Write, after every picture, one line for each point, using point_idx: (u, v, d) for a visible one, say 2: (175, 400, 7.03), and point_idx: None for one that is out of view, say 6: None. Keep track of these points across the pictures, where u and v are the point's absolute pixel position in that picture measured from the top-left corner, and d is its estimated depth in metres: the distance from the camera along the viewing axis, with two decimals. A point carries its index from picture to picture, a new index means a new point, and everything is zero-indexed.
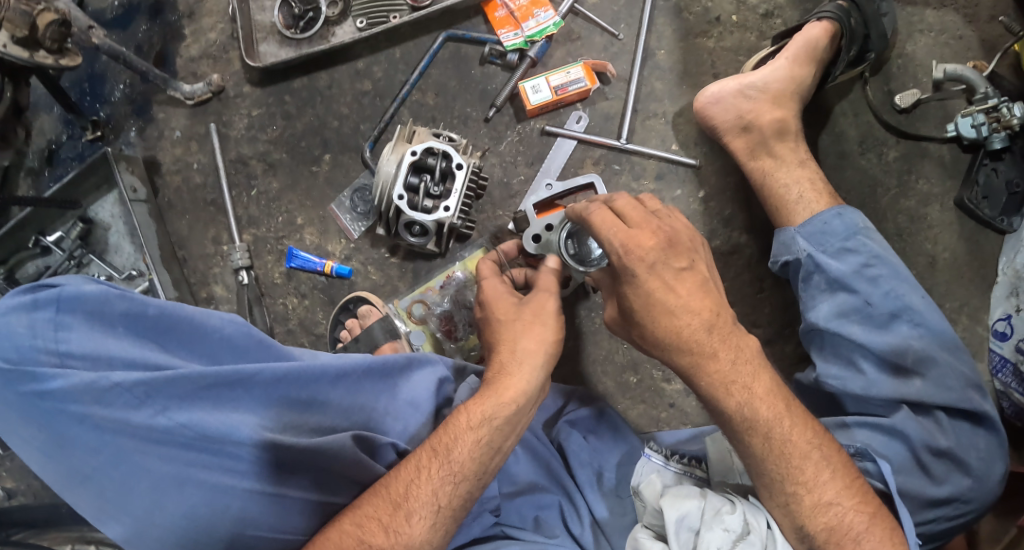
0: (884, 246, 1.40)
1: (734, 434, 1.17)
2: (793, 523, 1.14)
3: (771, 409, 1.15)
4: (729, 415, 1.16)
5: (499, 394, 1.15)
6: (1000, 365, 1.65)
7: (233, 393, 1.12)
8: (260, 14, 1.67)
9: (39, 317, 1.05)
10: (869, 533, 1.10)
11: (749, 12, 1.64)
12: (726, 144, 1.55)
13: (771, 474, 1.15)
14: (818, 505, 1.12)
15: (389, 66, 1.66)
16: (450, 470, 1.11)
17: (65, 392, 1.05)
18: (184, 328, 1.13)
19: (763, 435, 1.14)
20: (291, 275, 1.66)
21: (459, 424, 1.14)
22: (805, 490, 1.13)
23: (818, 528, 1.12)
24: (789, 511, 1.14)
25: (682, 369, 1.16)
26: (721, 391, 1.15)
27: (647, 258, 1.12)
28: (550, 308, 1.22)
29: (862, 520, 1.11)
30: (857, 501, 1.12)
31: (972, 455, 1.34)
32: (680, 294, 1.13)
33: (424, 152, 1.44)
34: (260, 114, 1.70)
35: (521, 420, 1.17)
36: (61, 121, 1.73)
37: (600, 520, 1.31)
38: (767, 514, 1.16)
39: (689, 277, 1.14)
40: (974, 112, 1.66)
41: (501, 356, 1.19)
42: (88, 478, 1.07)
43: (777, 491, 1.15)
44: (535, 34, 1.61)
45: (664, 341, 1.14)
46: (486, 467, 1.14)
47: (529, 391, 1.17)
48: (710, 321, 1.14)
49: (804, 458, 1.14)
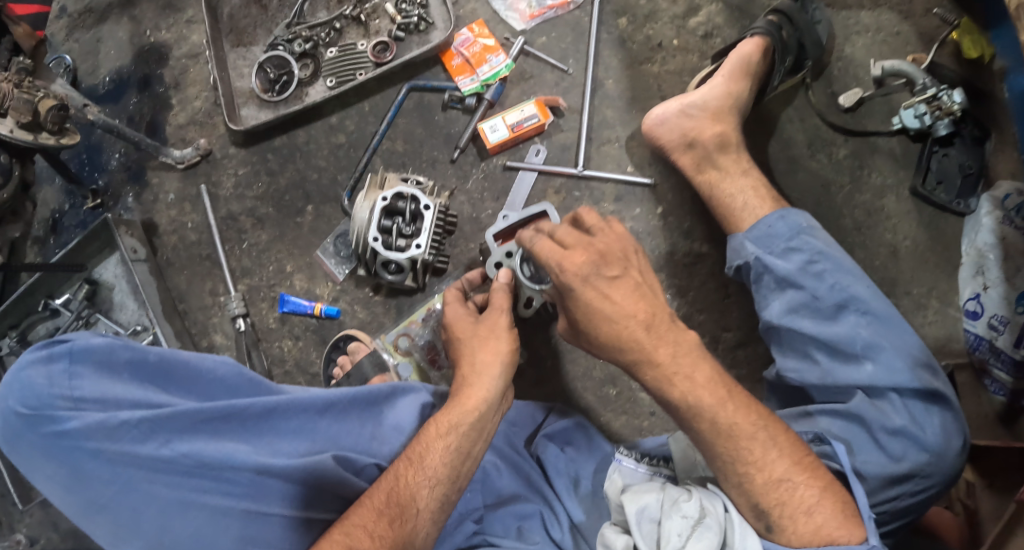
0: (828, 242, 1.46)
1: (685, 423, 1.28)
2: (749, 502, 1.24)
3: (713, 396, 1.27)
4: (676, 404, 1.28)
5: (462, 403, 1.31)
6: (976, 342, 1.70)
7: (228, 426, 1.25)
8: (239, 81, 1.81)
9: (54, 368, 1.18)
10: (820, 505, 1.21)
11: (689, 36, 1.76)
12: (675, 161, 1.65)
13: (722, 457, 1.26)
14: (771, 482, 1.22)
15: (360, 119, 1.80)
16: (426, 475, 1.25)
17: (80, 431, 1.17)
18: (182, 371, 1.26)
19: (710, 420, 1.26)
20: (285, 319, 1.78)
21: (429, 434, 1.29)
22: (755, 469, 1.23)
23: (772, 504, 1.22)
24: (744, 490, 1.24)
25: (629, 367, 1.31)
26: (666, 384, 1.29)
27: (581, 273, 1.28)
28: (502, 324, 1.40)
29: (813, 493, 1.21)
30: (806, 475, 1.22)
31: (928, 432, 1.37)
32: (615, 300, 1.29)
33: (394, 197, 1.57)
34: (245, 172, 1.83)
35: (488, 426, 1.32)
36: (63, 191, 1.90)
37: (577, 523, 1.41)
38: (723, 499, 1.26)
39: (622, 284, 1.30)
40: (916, 103, 1.74)
41: (465, 371, 1.36)
42: (103, 507, 1.19)
43: (730, 473, 1.25)
44: (489, 78, 1.74)
45: (608, 344, 1.30)
46: (459, 471, 1.28)
47: (489, 398, 1.33)
48: (647, 321, 1.29)
49: (751, 439, 1.24)
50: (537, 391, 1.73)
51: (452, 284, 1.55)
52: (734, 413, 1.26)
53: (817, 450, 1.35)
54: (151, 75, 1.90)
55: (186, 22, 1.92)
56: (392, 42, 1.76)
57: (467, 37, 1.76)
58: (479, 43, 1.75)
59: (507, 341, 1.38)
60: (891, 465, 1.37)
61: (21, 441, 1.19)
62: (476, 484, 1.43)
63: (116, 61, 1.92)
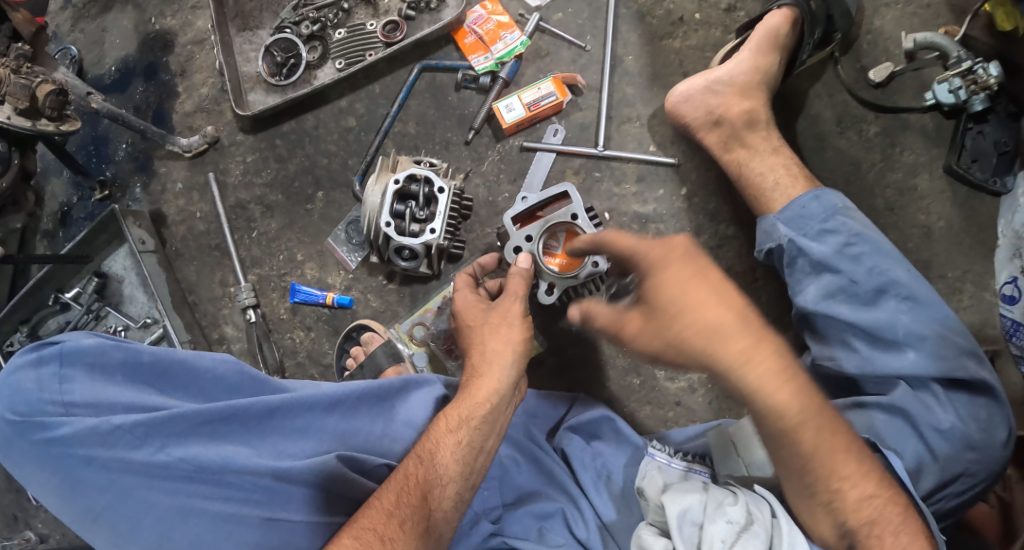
0: (865, 224, 1.38)
1: (778, 435, 1.14)
2: (835, 521, 1.15)
3: (816, 402, 1.13)
4: (782, 411, 1.12)
5: (472, 396, 1.26)
6: (1014, 329, 1.58)
7: (230, 428, 1.21)
8: (246, 65, 1.76)
9: (45, 372, 1.15)
10: (905, 525, 1.14)
11: (711, 9, 1.68)
12: (700, 139, 1.58)
13: (815, 471, 1.14)
14: (861, 499, 1.15)
15: (370, 102, 1.74)
16: (436, 474, 1.21)
17: (72, 438, 1.13)
18: (178, 372, 1.21)
19: (813, 431, 1.13)
20: (296, 309, 1.73)
21: (440, 430, 1.24)
22: (849, 485, 1.14)
23: (862, 522, 1.14)
24: (832, 508, 1.15)
25: (729, 365, 1.11)
26: (770, 387, 1.11)
27: (678, 255, 1.14)
28: (515, 312, 1.33)
29: (897, 511, 1.15)
30: (892, 492, 1.16)
31: (971, 426, 1.29)
32: (711, 288, 1.12)
33: (407, 179, 1.50)
34: (254, 159, 1.78)
35: (501, 419, 1.27)
36: (71, 184, 1.86)
37: (608, 522, 1.34)
38: (771, 504, 1.19)
39: (713, 276, 1.13)
40: (950, 77, 1.64)
41: (476, 363, 1.29)
42: (99, 515, 1.14)
43: (819, 490, 1.15)
44: (504, 55, 1.68)
45: (709, 336, 1.11)
46: (472, 468, 1.23)
47: (501, 389, 1.27)
48: (746, 314, 1.12)
49: (845, 453, 1.15)
50: (557, 382, 1.66)
51: (464, 268, 1.48)
52: (839, 429, 1.15)
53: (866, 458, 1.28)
54: (157, 63, 1.85)
55: (191, 7, 1.87)
56: (402, 21, 1.69)
57: (480, 15, 1.70)
58: (493, 20, 1.69)
59: (519, 324, 1.32)
60: (931, 460, 1.30)
61: (12, 449, 1.15)
62: (494, 481, 1.37)
63: (121, 50, 1.87)
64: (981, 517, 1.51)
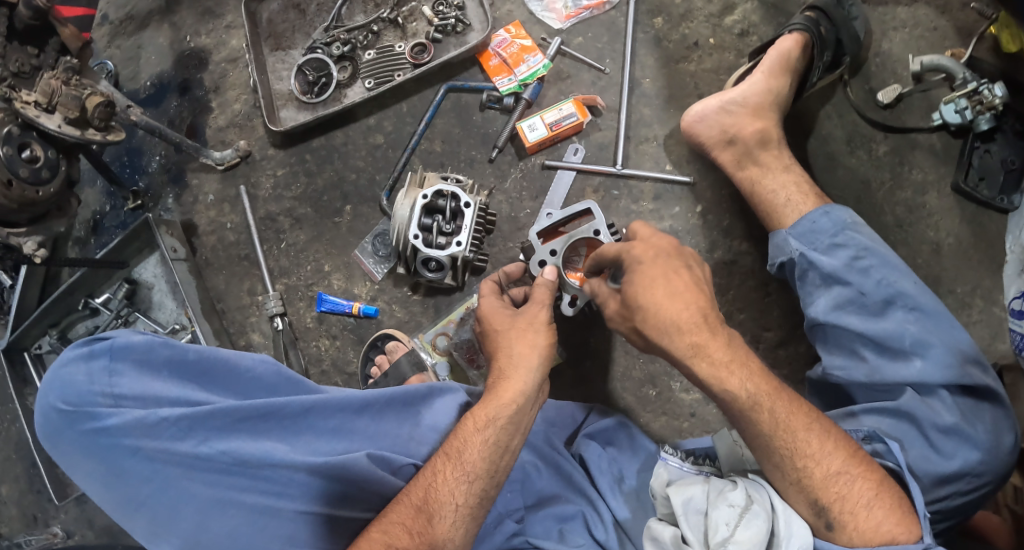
0: (873, 238, 1.44)
1: (741, 416, 1.25)
2: (809, 498, 1.22)
3: (763, 387, 1.25)
4: (734, 396, 1.25)
5: (500, 396, 1.31)
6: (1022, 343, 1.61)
7: (266, 424, 1.27)
8: (278, 83, 1.83)
9: (96, 365, 1.21)
10: (878, 499, 1.19)
11: (725, 34, 1.76)
12: (715, 158, 1.65)
13: (780, 451, 1.23)
14: (828, 476, 1.21)
15: (398, 120, 1.81)
16: (463, 472, 1.26)
17: (120, 428, 1.19)
18: (221, 370, 1.27)
19: (768, 411, 1.23)
20: (322, 318, 1.80)
21: (469, 428, 1.29)
22: (813, 462, 1.21)
23: (832, 499, 1.20)
24: (802, 487, 1.22)
25: (682, 351, 1.28)
26: (722, 373, 1.26)
27: (649, 254, 1.33)
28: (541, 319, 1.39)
29: (869, 487, 1.19)
30: (862, 468, 1.20)
31: (979, 429, 1.34)
32: (677, 284, 1.30)
33: (434, 194, 1.56)
34: (284, 173, 1.85)
35: (524, 418, 1.32)
36: (104, 193, 1.93)
37: (622, 521, 1.40)
38: (770, 493, 1.25)
39: (681, 278, 1.31)
40: (956, 98, 1.71)
41: (506, 363, 1.35)
42: (141, 504, 1.21)
43: (788, 469, 1.23)
44: (528, 77, 1.75)
45: (664, 325, 1.29)
46: (497, 466, 1.28)
47: (526, 390, 1.32)
48: (704, 308, 1.29)
49: (808, 431, 1.22)
50: (575, 390, 1.72)
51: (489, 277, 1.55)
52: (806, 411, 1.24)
53: (868, 449, 1.33)
54: (191, 79, 1.93)
55: (225, 27, 1.94)
56: (430, 43, 1.77)
57: (504, 38, 1.77)
58: (516, 43, 1.77)
59: (544, 327, 1.38)
60: (941, 462, 1.34)
61: (61, 437, 1.21)
62: (516, 484, 1.43)
63: (157, 66, 1.95)
64: (989, 523, 1.56)
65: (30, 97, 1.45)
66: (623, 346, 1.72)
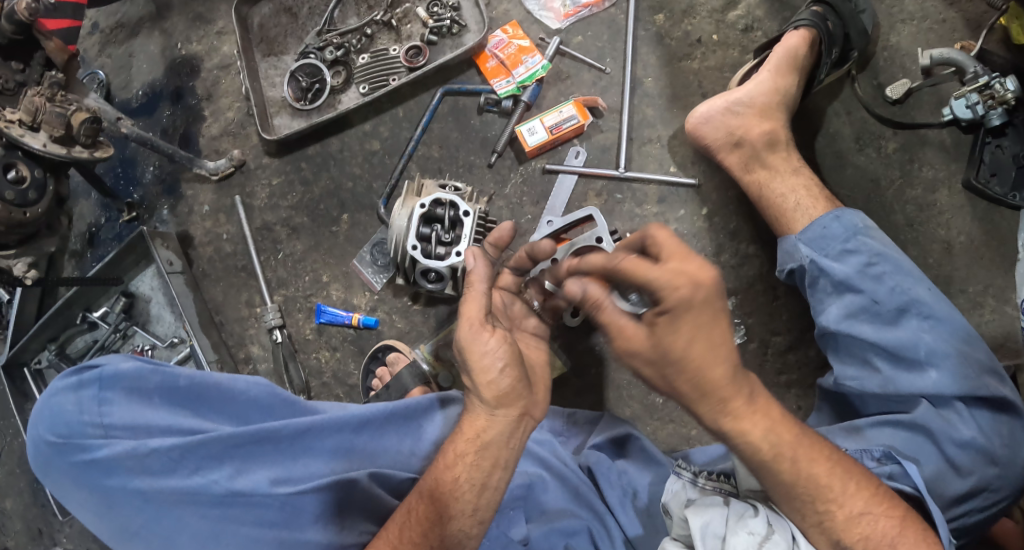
0: (885, 243, 1.39)
1: (761, 467, 1.22)
2: (830, 539, 1.20)
3: (785, 435, 1.22)
4: (754, 448, 1.22)
5: (463, 432, 1.25)
6: None
7: (262, 450, 1.24)
8: (271, 90, 1.79)
9: (85, 395, 1.20)
10: (903, 536, 1.18)
11: (729, 30, 1.71)
12: (720, 160, 1.60)
13: (801, 496, 1.21)
14: (852, 517, 1.19)
15: (394, 125, 1.77)
16: (437, 512, 1.21)
17: (111, 459, 1.18)
18: (215, 395, 1.25)
19: (790, 461, 1.21)
20: (322, 329, 1.76)
21: (439, 466, 1.24)
22: (836, 506, 1.20)
23: (855, 540, 1.19)
24: (824, 528, 1.21)
25: (705, 413, 1.23)
26: (741, 428, 1.22)
27: (699, 298, 1.15)
28: (489, 347, 1.22)
29: (893, 525, 1.18)
30: (884, 506, 1.19)
31: (995, 443, 1.30)
32: (719, 333, 1.18)
33: (432, 203, 1.52)
34: (280, 182, 1.81)
35: (499, 454, 1.24)
36: (99, 205, 1.90)
37: (633, 538, 1.37)
38: (791, 525, 1.23)
39: (722, 324, 1.18)
40: (967, 93, 1.65)
41: (472, 398, 1.26)
42: (135, 534, 1.19)
43: (809, 512, 1.21)
44: (525, 79, 1.70)
45: (700, 387, 1.20)
46: (477, 504, 1.22)
47: (490, 425, 1.24)
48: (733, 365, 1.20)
49: (831, 476, 1.20)
50: (580, 399, 1.68)
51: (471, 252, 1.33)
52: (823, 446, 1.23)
53: (883, 469, 1.30)
54: (184, 87, 1.89)
55: (216, 33, 1.90)
56: (425, 46, 1.73)
57: (501, 39, 1.72)
58: (514, 44, 1.72)
59: (501, 358, 1.23)
60: (955, 475, 1.30)
61: (54, 469, 1.20)
62: (519, 501, 1.40)
63: (149, 74, 1.91)
64: (1006, 531, 1.51)
65: (14, 116, 1.42)
66: None
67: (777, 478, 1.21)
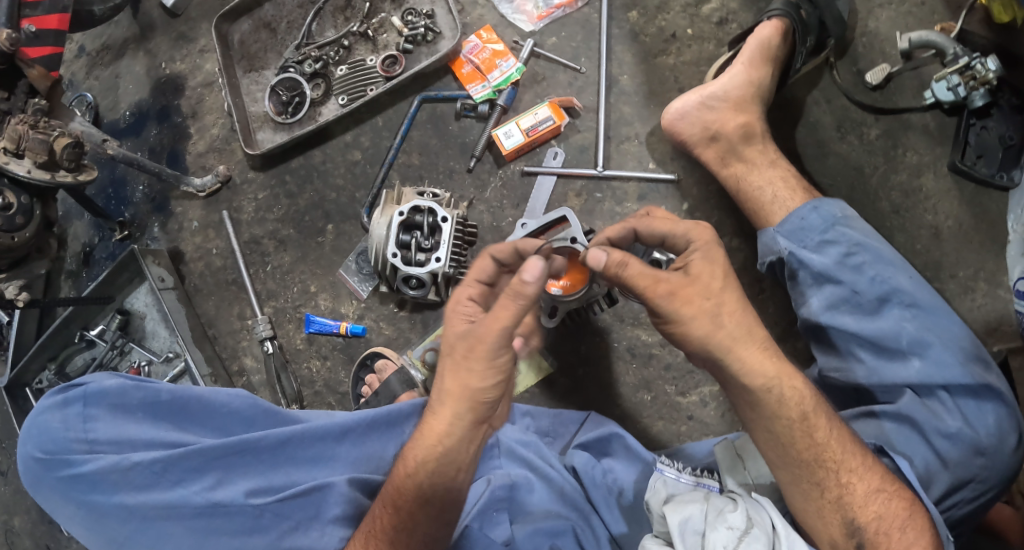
0: (866, 233, 1.39)
1: (789, 434, 1.23)
2: (845, 519, 1.21)
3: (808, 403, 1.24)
4: (789, 406, 1.23)
5: (425, 439, 1.24)
6: None
7: (243, 461, 1.26)
8: (254, 105, 1.82)
9: (70, 412, 1.23)
10: (911, 519, 1.21)
11: (704, 23, 1.71)
12: (698, 155, 1.60)
13: (825, 463, 1.22)
14: (869, 493, 1.22)
15: (374, 135, 1.79)
16: (400, 520, 1.23)
17: (95, 474, 1.20)
18: (197, 409, 1.28)
19: (824, 423, 1.23)
20: (312, 339, 1.78)
21: (399, 471, 1.25)
22: (857, 478, 1.22)
23: (869, 518, 1.21)
24: (841, 504, 1.22)
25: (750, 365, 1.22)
26: (784, 377, 1.23)
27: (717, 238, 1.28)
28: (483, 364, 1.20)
29: (904, 507, 1.21)
30: (897, 486, 1.22)
31: (981, 432, 1.29)
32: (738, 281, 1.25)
33: (411, 210, 1.54)
34: (265, 196, 1.83)
35: (456, 460, 1.24)
36: (92, 225, 1.93)
37: (618, 535, 1.40)
38: (771, 516, 1.22)
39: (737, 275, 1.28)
40: (948, 75, 1.64)
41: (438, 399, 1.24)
42: (122, 545, 1.22)
43: (829, 486, 1.22)
44: (501, 83, 1.72)
45: (748, 329, 1.23)
46: (444, 506, 1.25)
47: (450, 430, 1.23)
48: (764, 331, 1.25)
49: (854, 446, 1.23)
50: (570, 399, 1.69)
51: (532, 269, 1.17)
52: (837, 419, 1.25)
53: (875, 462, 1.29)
54: (169, 106, 1.92)
55: (199, 51, 1.93)
56: (401, 54, 1.74)
57: (476, 44, 1.74)
58: (488, 49, 1.73)
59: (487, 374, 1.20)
60: (941, 467, 1.30)
61: (42, 485, 1.23)
62: (503, 503, 1.41)
63: (135, 95, 1.94)
64: (1003, 516, 1.50)
65: None
66: (616, 352, 1.68)
67: (819, 444, 1.22)
